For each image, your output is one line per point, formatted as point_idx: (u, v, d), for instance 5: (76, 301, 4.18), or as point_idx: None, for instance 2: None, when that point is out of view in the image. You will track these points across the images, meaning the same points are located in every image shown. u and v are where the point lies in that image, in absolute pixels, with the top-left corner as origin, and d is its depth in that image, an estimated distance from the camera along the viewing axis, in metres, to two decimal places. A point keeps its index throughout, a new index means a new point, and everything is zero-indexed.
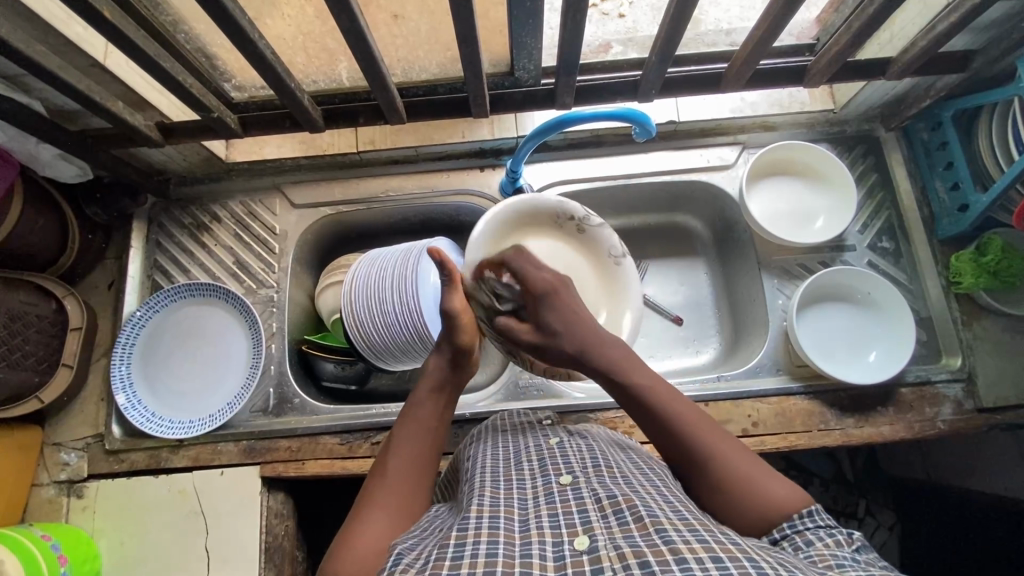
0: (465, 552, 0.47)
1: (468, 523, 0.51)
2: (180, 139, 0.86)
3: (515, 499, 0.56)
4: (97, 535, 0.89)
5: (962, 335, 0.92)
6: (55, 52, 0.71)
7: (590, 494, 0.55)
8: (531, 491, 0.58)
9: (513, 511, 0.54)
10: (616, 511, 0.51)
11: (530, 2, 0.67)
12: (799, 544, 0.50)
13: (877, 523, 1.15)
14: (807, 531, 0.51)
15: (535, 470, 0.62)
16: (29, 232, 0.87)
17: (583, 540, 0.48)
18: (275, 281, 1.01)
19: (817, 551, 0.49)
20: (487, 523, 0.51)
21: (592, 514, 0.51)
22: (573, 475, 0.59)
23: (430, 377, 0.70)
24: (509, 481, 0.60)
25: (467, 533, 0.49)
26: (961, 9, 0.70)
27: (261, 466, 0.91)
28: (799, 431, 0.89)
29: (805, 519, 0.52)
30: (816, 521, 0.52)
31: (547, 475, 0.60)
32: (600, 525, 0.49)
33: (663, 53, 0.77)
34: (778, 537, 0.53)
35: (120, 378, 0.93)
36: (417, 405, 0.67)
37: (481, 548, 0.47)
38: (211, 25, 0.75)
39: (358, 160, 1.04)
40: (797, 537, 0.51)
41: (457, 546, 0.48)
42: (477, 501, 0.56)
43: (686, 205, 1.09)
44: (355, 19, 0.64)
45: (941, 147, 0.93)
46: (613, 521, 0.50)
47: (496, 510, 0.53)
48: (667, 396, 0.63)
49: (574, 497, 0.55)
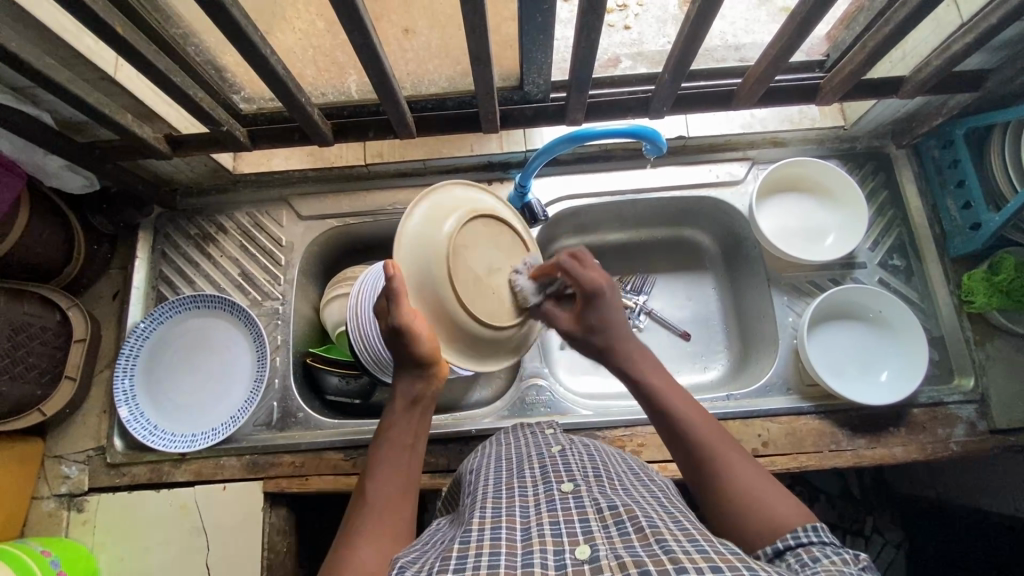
0: (467, 563, 0.46)
1: (470, 536, 0.51)
2: (187, 151, 0.85)
3: (517, 507, 0.55)
4: (98, 550, 0.88)
5: (974, 355, 0.92)
6: (64, 64, 0.70)
7: (591, 504, 0.54)
8: (533, 498, 0.57)
9: (515, 519, 0.53)
10: (617, 522, 0.50)
11: (543, 19, 0.66)
12: (807, 561, 0.47)
13: (885, 540, 1.18)
14: (815, 550, 0.48)
15: (538, 478, 0.61)
16: (35, 242, 0.86)
17: (584, 549, 0.46)
18: (280, 293, 1.00)
19: (823, 568, 0.45)
20: (488, 535, 0.50)
21: (592, 525, 0.50)
22: (575, 483, 0.58)
23: (400, 394, 0.67)
24: (511, 490, 0.59)
25: (468, 546, 0.49)
26: (977, 30, 0.70)
27: (264, 482, 0.90)
28: (810, 451, 0.88)
29: (809, 532, 0.50)
30: (821, 537, 0.50)
31: (549, 482, 0.59)
32: (602, 536, 0.49)
33: (676, 71, 0.77)
34: (782, 548, 0.51)
35: (123, 392, 0.92)
36: (394, 423, 0.65)
37: (482, 560, 0.46)
38: (222, 38, 0.75)
39: (365, 172, 1.03)
40: (803, 554, 0.48)
41: (459, 558, 0.47)
42: (480, 513, 0.55)
43: (693, 219, 1.08)
44: (367, 35, 0.63)
45: (952, 165, 0.93)
46: (614, 532, 0.49)
47: (498, 520, 0.53)
48: (683, 400, 0.66)
49: (575, 506, 0.54)
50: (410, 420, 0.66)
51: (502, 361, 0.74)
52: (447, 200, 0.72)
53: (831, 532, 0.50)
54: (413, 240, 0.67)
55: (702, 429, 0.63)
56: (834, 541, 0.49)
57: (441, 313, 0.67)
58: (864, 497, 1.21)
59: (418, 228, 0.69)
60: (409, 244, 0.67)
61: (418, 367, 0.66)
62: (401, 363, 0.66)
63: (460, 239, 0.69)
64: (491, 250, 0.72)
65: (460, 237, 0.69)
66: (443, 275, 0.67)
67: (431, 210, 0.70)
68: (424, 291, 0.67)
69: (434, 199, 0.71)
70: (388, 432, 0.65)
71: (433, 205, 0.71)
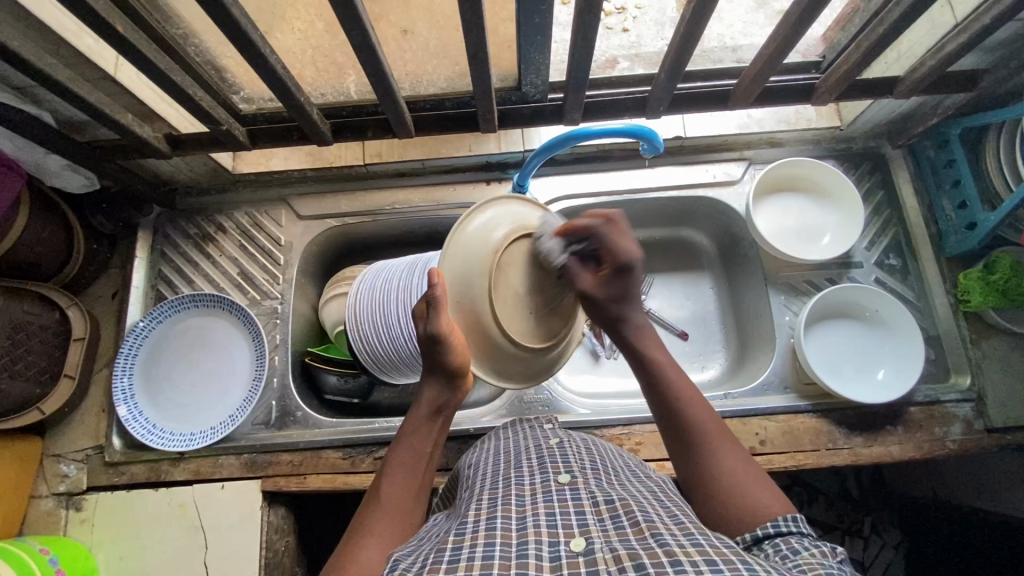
0: (462, 554, 0.46)
1: (466, 527, 0.51)
2: (187, 151, 0.86)
3: (513, 497, 0.56)
4: (95, 548, 0.88)
5: (970, 353, 0.92)
6: (65, 63, 0.71)
7: (587, 496, 0.54)
8: (529, 488, 0.57)
9: (510, 509, 0.53)
10: (613, 516, 0.50)
11: (540, 19, 0.67)
12: (785, 551, 0.48)
13: (882, 541, 1.15)
14: (793, 541, 0.49)
15: (534, 469, 0.61)
16: (34, 241, 0.86)
17: (580, 542, 0.47)
18: (279, 293, 1.00)
19: (803, 558, 0.46)
20: (484, 525, 0.51)
21: (588, 518, 0.51)
22: (572, 475, 0.58)
23: (426, 399, 0.68)
24: (508, 480, 0.60)
25: (463, 537, 0.49)
26: (970, 30, 0.70)
27: (262, 481, 0.90)
28: (808, 449, 0.88)
29: (789, 523, 0.52)
30: (798, 528, 0.52)
31: (545, 472, 0.60)
32: (597, 529, 0.49)
33: (672, 71, 0.77)
34: (761, 535, 0.52)
35: (122, 390, 0.92)
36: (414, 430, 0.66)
37: (477, 550, 0.47)
38: (221, 38, 0.75)
39: (363, 172, 1.04)
40: (781, 543, 0.50)
41: (454, 549, 0.47)
42: (475, 505, 0.55)
43: (691, 219, 1.09)
44: (366, 35, 0.64)
45: (947, 165, 0.93)
46: (610, 525, 0.49)
47: (494, 511, 0.53)
48: (680, 376, 0.66)
49: (572, 497, 0.54)
50: (431, 429, 0.67)
51: (540, 374, 0.72)
52: (512, 211, 0.70)
53: (808, 522, 0.53)
54: (460, 251, 0.67)
55: (695, 409, 0.63)
56: (810, 532, 0.51)
57: (476, 328, 0.67)
58: (863, 498, 1.20)
59: (467, 238, 0.68)
60: (457, 248, 0.68)
61: (446, 373, 0.67)
62: (431, 366, 0.67)
63: (505, 257, 0.66)
64: (541, 272, 0.68)
65: (509, 254, 0.66)
66: (484, 291, 0.66)
67: (490, 220, 0.69)
68: (462, 304, 0.67)
69: (501, 209, 0.70)
70: (410, 433, 0.66)
71: (492, 216, 0.69)
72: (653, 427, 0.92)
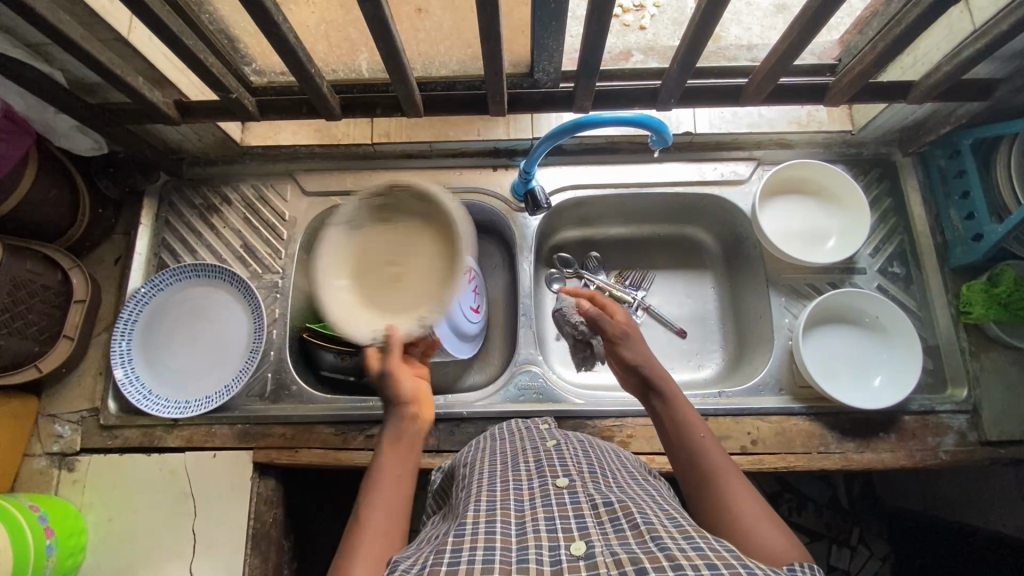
0: (461, 558, 0.46)
1: (464, 528, 0.51)
2: (196, 118, 0.86)
3: (511, 501, 0.56)
4: (85, 508, 0.89)
5: (969, 365, 0.91)
6: (80, 22, 0.71)
7: (586, 500, 0.54)
8: (529, 492, 0.57)
9: (510, 513, 0.53)
10: (612, 519, 0.50)
11: (555, 5, 0.66)
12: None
13: (869, 552, 1.16)
14: None
15: (533, 472, 0.61)
16: (41, 200, 0.86)
17: (580, 546, 0.47)
18: (281, 268, 1.01)
19: None
20: (482, 528, 0.50)
21: (588, 521, 0.51)
22: (570, 478, 0.58)
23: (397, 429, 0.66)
24: (507, 482, 0.59)
25: (463, 539, 0.49)
26: (988, 36, 0.70)
27: (254, 452, 0.91)
28: (799, 452, 0.88)
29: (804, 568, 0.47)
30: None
31: (544, 476, 0.59)
32: (597, 532, 0.49)
33: (683, 64, 0.77)
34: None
35: (119, 353, 0.93)
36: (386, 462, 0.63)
37: (477, 555, 0.47)
38: (235, 6, 0.75)
39: (371, 151, 1.04)
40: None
41: (454, 552, 0.47)
42: (473, 506, 0.55)
43: (697, 218, 1.08)
44: (379, 7, 0.63)
45: (958, 175, 0.92)
46: (609, 529, 0.49)
47: (493, 513, 0.53)
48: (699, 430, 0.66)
49: (570, 501, 0.54)
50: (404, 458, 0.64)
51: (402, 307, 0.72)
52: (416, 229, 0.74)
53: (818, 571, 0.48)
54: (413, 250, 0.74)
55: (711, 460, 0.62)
56: None
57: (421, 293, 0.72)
58: (852, 508, 1.20)
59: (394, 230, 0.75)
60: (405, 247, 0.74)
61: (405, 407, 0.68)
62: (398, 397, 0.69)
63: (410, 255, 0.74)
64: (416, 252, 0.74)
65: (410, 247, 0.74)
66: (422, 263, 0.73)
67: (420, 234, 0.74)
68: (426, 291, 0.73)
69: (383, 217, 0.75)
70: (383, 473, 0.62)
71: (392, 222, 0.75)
72: (645, 420, 0.92)
